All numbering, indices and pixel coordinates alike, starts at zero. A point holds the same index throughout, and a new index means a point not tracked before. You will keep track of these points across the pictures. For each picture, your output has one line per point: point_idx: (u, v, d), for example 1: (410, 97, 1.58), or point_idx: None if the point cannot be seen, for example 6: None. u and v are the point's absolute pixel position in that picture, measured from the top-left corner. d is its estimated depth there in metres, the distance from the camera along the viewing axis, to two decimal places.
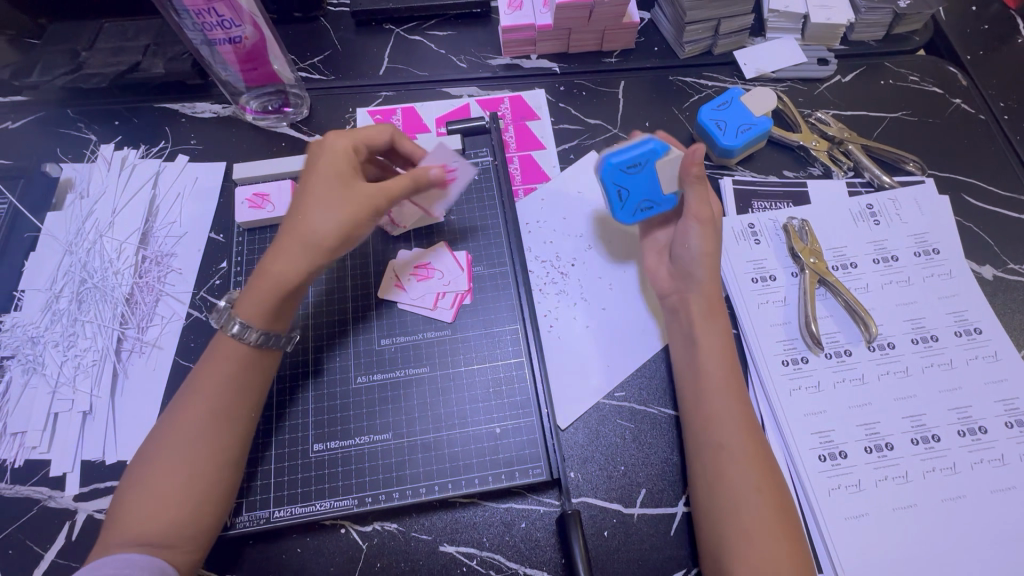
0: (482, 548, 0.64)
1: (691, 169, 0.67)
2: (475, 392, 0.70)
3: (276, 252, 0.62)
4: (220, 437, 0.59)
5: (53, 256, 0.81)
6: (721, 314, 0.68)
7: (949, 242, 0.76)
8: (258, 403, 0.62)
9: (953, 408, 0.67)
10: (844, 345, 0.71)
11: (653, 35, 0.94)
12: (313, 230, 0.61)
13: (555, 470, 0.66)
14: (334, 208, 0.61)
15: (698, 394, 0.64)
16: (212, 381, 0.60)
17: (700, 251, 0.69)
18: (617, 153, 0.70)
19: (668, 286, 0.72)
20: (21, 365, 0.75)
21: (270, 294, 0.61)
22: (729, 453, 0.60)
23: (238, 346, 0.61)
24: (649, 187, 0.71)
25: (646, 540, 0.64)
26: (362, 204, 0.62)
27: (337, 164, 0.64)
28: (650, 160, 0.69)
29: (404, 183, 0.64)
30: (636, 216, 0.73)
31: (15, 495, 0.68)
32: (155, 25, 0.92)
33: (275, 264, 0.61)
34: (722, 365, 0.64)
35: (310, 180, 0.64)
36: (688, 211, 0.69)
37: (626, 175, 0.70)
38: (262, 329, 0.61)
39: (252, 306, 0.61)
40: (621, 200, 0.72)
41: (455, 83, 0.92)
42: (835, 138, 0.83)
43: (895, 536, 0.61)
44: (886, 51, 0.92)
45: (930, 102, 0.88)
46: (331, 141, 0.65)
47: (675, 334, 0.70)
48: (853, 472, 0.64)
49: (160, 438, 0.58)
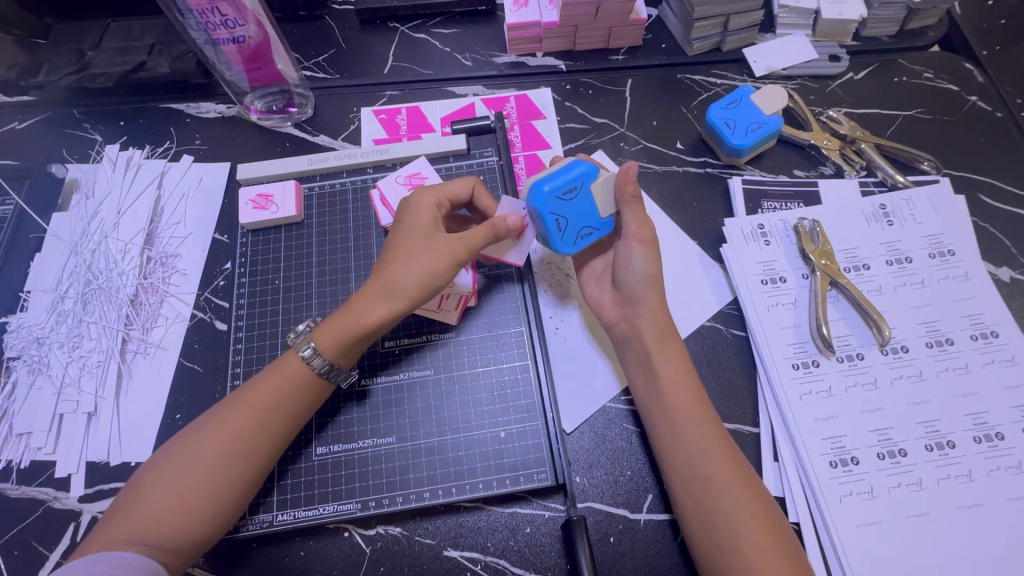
0: (487, 553, 0.63)
1: (627, 189, 0.66)
2: (480, 395, 0.69)
3: (359, 297, 0.62)
4: (250, 455, 0.58)
5: (59, 257, 0.81)
6: (674, 338, 0.65)
7: (965, 243, 0.74)
8: (295, 429, 0.62)
9: (969, 414, 0.66)
10: (856, 348, 0.69)
11: (660, 32, 0.92)
12: (396, 280, 0.61)
13: (561, 475, 0.65)
14: (418, 260, 0.61)
15: (671, 425, 0.61)
16: (257, 398, 0.60)
17: (645, 273, 0.66)
18: (547, 177, 0.63)
19: (614, 315, 0.69)
20: (27, 366, 0.75)
21: (347, 332, 0.61)
22: (719, 485, 0.56)
23: (302, 368, 0.61)
24: (586, 212, 0.66)
25: (653, 546, 0.63)
26: (445, 255, 0.61)
27: (422, 219, 0.64)
28: (583, 183, 0.64)
29: (484, 233, 0.63)
30: (577, 243, 0.67)
31: (21, 496, 0.68)
32: (159, 24, 0.92)
33: (353, 306, 0.62)
34: (686, 391, 0.61)
35: (397, 235, 0.65)
36: (629, 233, 0.67)
37: (562, 200, 0.64)
38: (330, 360, 0.61)
39: (327, 338, 0.61)
40: (560, 228, 0.65)
41: (460, 81, 0.91)
42: (847, 136, 0.81)
43: (908, 545, 0.60)
44: (900, 47, 0.90)
45: (945, 99, 0.86)
46: (419, 198, 0.66)
47: (632, 364, 0.66)
48: (866, 479, 0.63)
49: (192, 440, 0.58)
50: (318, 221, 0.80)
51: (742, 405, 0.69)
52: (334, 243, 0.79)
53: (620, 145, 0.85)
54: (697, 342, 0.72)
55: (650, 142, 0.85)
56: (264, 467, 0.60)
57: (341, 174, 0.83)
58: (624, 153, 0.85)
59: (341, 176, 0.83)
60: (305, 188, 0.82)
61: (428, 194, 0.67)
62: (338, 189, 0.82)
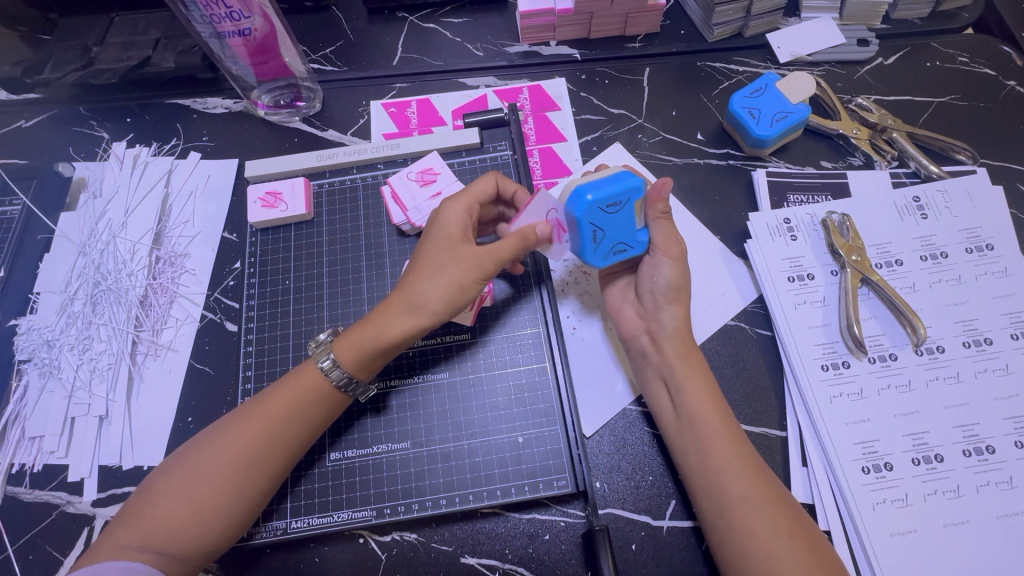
0: (505, 561, 0.62)
1: (657, 206, 0.63)
2: (497, 399, 0.67)
3: (381, 309, 0.60)
4: (264, 466, 0.57)
5: (68, 258, 0.80)
6: (697, 355, 0.63)
7: (1004, 237, 0.71)
8: (310, 439, 0.60)
9: (1009, 418, 0.63)
10: (889, 349, 0.66)
11: (679, 17, 0.89)
12: (420, 293, 0.59)
13: (581, 482, 0.63)
14: (443, 271, 0.59)
15: (695, 441, 0.59)
16: (271, 408, 0.58)
17: (670, 286, 0.64)
18: (595, 186, 0.58)
19: (636, 326, 0.67)
20: (38, 369, 0.74)
21: (368, 345, 0.59)
22: (751, 506, 0.54)
23: (320, 380, 0.59)
24: (624, 229, 0.62)
25: (677, 554, 0.61)
26: (472, 266, 0.59)
27: (450, 228, 0.62)
28: (630, 198, 0.59)
29: (515, 243, 0.60)
30: (607, 259, 0.63)
31: (34, 500, 0.68)
32: (165, 18, 0.90)
33: (376, 319, 0.60)
34: (712, 409, 0.59)
35: (424, 246, 0.62)
36: (656, 247, 0.64)
37: (604, 212, 0.59)
38: (348, 372, 0.59)
39: (346, 349, 0.59)
40: (595, 241, 0.61)
41: (472, 72, 0.88)
42: (878, 125, 0.77)
43: (944, 555, 0.58)
44: (932, 30, 0.86)
45: (980, 85, 0.82)
46: (448, 205, 0.64)
47: (652, 380, 0.64)
48: (900, 485, 0.61)
49: (204, 448, 0.57)
50: (328, 220, 0.78)
51: (768, 408, 0.66)
52: (345, 242, 0.77)
53: (638, 136, 0.82)
54: (722, 343, 0.69)
55: (669, 134, 0.82)
56: (278, 477, 0.58)
57: (351, 170, 0.81)
58: (642, 145, 0.82)
59: (351, 173, 0.80)
60: (314, 185, 0.80)
61: (457, 199, 0.65)
62: (348, 186, 0.80)
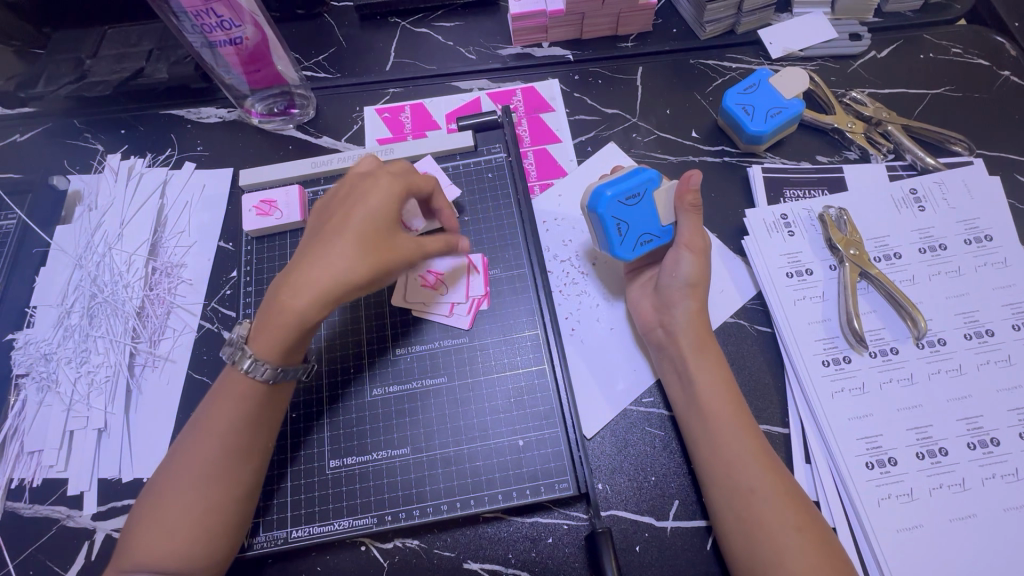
0: (508, 565, 0.61)
1: (687, 197, 0.65)
2: (497, 402, 0.67)
3: (293, 287, 0.56)
4: (231, 477, 0.56)
5: (64, 271, 0.79)
6: (712, 346, 0.64)
7: (1003, 227, 0.70)
8: (268, 441, 0.60)
9: (1012, 410, 0.62)
10: (890, 342, 0.66)
11: (671, 16, 0.89)
12: (334, 271, 0.56)
13: (583, 484, 0.62)
14: (366, 254, 0.57)
15: (708, 430, 0.58)
16: (218, 423, 0.57)
17: (689, 280, 0.65)
18: (612, 183, 0.65)
19: (651, 319, 0.67)
20: (36, 383, 0.73)
21: (284, 333, 0.57)
22: (762, 497, 0.54)
23: (248, 382, 0.58)
24: (649, 221, 0.66)
25: (682, 555, 0.60)
26: (399, 258, 0.59)
27: (383, 210, 0.59)
28: (647, 191, 0.66)
29: (439, 246, 0.63)
30: (636, 250, 0.66)
31: (34, 515, 0.67)
32: (157, 30, 0.90)
33: (288, 299, 0.56)
34: (723, 397, 0.60)
35: (346, 218, 0.59)
36: (680, 241, 0.66)
37: (625, 205, 0.65)
38: (274, 365, 0.58)
39: (265, 342, 0.57)
40: (621, 233, 0.65)
41: (465, 75, 0.88)
42: (872, 118, 0.77)
43: (951, 549, 0.57)
44: (924, 22, 0.86)
45: (974, 76, 0.82)
46: (378, 180, 0.61)
47: (668, 371, 0.64)
48: (905, 480, 0.60)
49: (169, 474, 0.56)
50: None
51: (771, 405, 0.66)
52: None
53: (632, 136, 0.82)
54: (721, 341, 0.69)
55: (664, 132, 0.82)
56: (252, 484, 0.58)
57: None
58: (637, 145, 0.81)
59: None
60: (309, 191, 0.80)
61: (386, 177, 0.61)
62: None
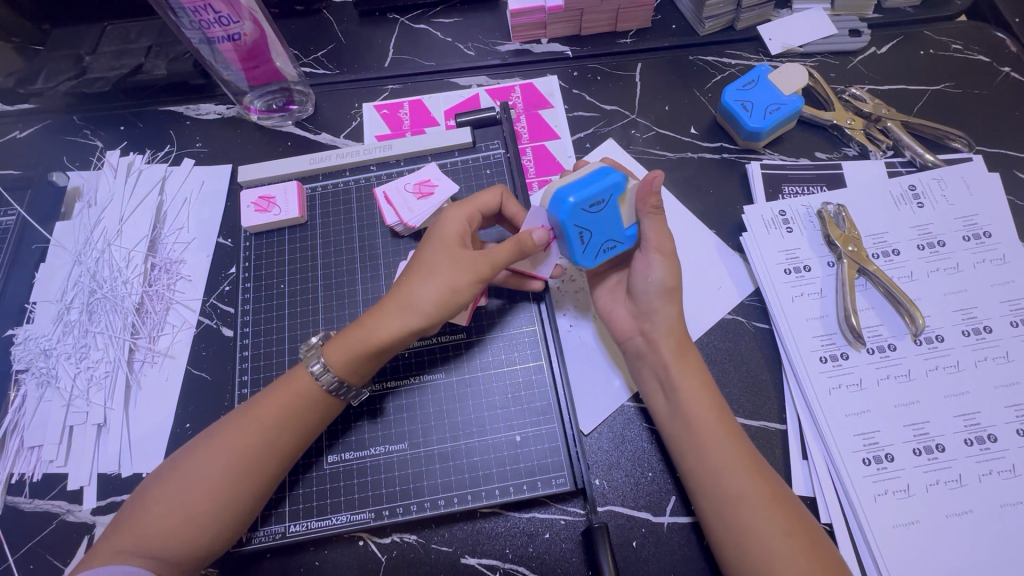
0: (505, 560, 0.61)
1: (649, 201, 0.62)
2: (494, 398, 0.67)
3: (375, 309, 0.60)
4: (258, 471, 0.56)
5: (63, 267, 0.80)
6: (694, 352, 0.63)
7: (1002, 224, 0.70)
8: (308, 442, 0.60)
9: (1009, 406, 0.62)
10: (888, 339, 0.66)
11: (670, 12, 0.89)
12: (414, 293, 0.59)
13: (580, 480, 0.62)
14: (437, 271, 0.59)
15: (693, 436, 0.58)
16: (262, 413, 0.58)
17: (664, 286, 0.64)
18: (573, 188, 0.59)
19: (629, 327, 0.67)
20: (35, 379, 0.74)
21: (359, 347, 0.58)
22: (751, 504, 0.54)
23: (313, 385, 0.59)
24: (611, 226, 0.62)
25: (678, 550, 0.60)
26: (467, 268, 0.59)
27: (450, 232, 0.62)
28: (611, 196, 0.60)
29: (510, 249, 0.59)
30: (598, 256, 0.64)
31: (34, 510, 0.68)
32: (156, 26, 0.90)
33: (370, 319, 0.59)
34: (707, 406, 0.59)
35: (422, 248, 0.63)
36: (648, 247, 0.64)
37: (587, 213, 0.60)
38: (338, 377, 0.59)
39: (337, 352, 0.58)
40: (583, 243, 0.61)
41: (464, 72, 0.88)
42: (872, 114, 0.77)
43: (946, 546, 0.57)
44: (924, 18, 0.85)
45: (974, 72, 0.81)
46: (447, 210, 0.65)
47: (648, 377, 0.64)
48: (901, 476, 0.60)
49: (197, 453, 0.56)
50: (323, 223, 0.78)
51: (768, 402, 0.66)
52: (339, 245, 0.77)
53: (631, 132, 0.82)
54: (719, 337, 0.69)
55: (663, 129, 0.81)
56: (274, 480, 0.58)
57: (344, 173, 0.80)
58: (635, 141, 0.81)
59: (343, 175, 0.80)
60: (307, 188, 0.80)
61: (453, 207, 0.65)
62: (341, 188, 0.80)
